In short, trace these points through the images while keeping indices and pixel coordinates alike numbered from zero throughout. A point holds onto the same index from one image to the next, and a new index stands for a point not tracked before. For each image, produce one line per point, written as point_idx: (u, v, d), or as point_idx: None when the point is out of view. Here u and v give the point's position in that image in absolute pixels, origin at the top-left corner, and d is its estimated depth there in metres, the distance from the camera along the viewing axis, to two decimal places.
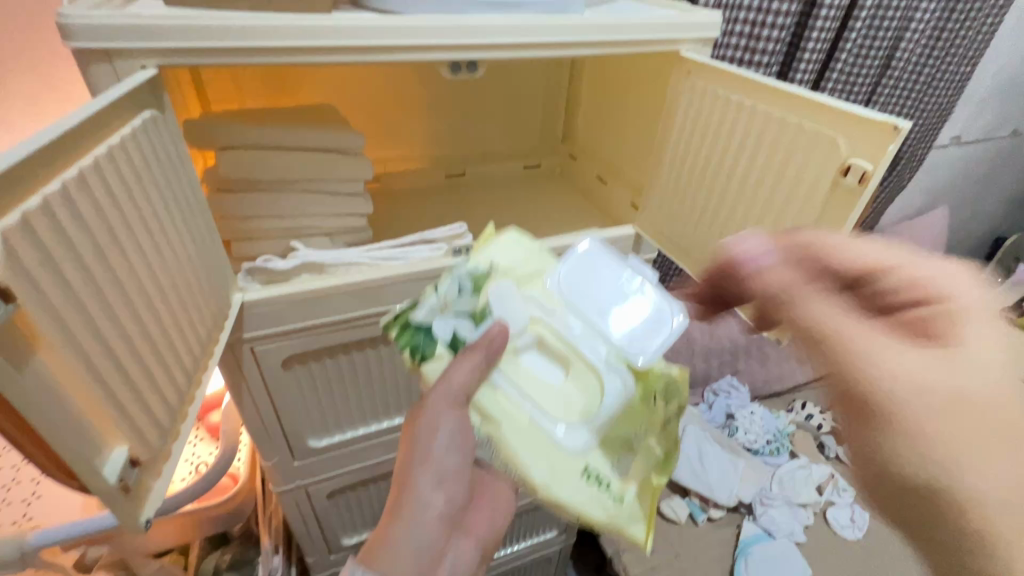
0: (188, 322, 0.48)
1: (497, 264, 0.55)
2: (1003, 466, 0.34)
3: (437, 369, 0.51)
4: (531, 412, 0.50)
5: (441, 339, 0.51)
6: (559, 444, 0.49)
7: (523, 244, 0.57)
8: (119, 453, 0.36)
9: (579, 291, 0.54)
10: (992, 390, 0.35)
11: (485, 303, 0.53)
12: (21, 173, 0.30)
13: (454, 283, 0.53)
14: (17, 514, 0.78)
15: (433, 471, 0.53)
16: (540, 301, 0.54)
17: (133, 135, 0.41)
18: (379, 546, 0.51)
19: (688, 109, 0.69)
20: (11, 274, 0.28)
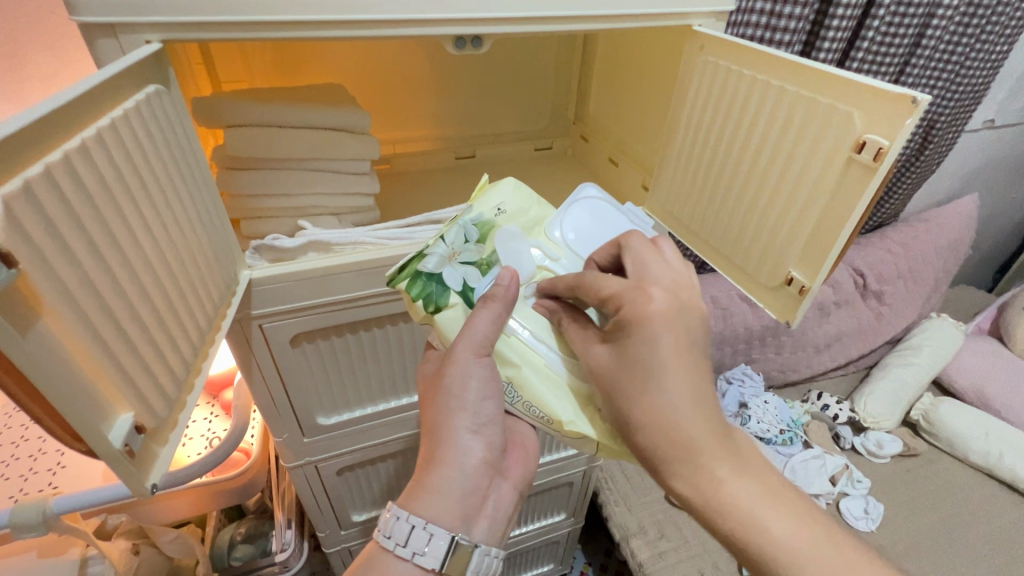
0: (195, 296, 0.49)
1: (501, 212, 0.59)
2: (659, 429, 0.47)
3: (449, 316, 0.56)
4: (546, 354, 0.56)
5: (453, 289, 0.55)
6: (574, 380, 0.55)
7: (521, 192, 0.61)
8: (124, 418, 0.37)
9: (580, 238, 0.62)
10: (640, 379, 0.47)
11: (491, 252, 0.57)
12: (23, 142, 0.31)
13: (460, 232, 0.56)
14: (44, 482, 0.82)
15: (471, 415, 0.56)
16: (546, 249, 0.61)
17: (137, 108, 0.42)
18: (422, 490, 0.55)
19: (700, 85, 0.67)
20: (12, 238, 0.29)
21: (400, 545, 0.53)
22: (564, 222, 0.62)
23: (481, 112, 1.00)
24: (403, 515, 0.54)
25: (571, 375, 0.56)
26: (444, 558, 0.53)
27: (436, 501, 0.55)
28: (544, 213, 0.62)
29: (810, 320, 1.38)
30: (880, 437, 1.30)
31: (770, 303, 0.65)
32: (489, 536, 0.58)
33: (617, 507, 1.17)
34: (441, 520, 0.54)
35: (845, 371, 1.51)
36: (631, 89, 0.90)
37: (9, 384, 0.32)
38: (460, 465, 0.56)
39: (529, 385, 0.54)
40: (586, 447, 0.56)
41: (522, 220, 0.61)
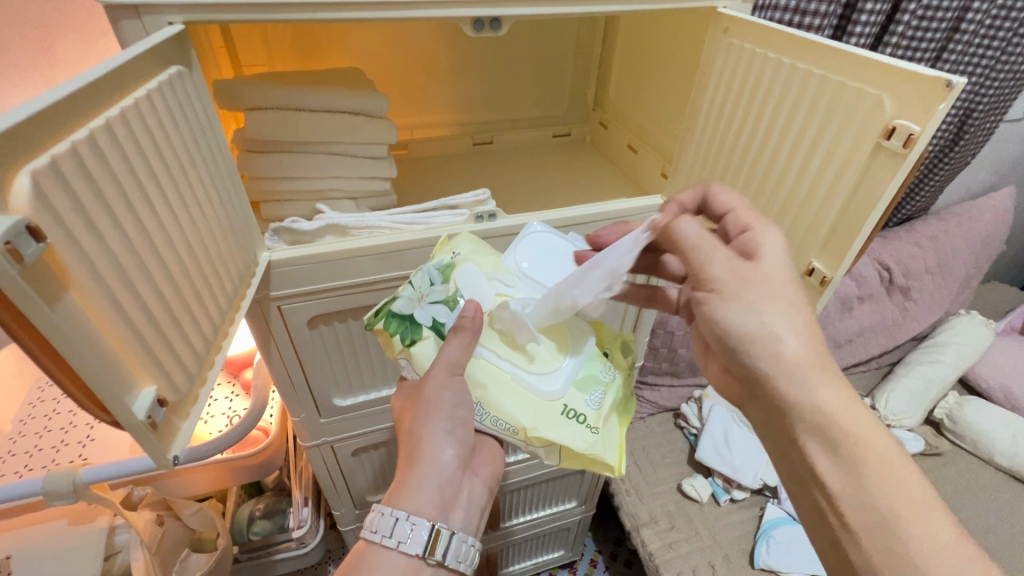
0: (215, 278, 0.50)
1: (458, 255, 0.62)
2: (795, 319, 0.47)
3: (425, 350, 0.57)
4: (512, 370, 0.57)
5: (424, 325, 0.57)
6: (537, 391, 0.56)
7: (474, 237, 0.65)
8: (147, 392, 0.38)
9: (533, 267, 0.63)
10: (780, 273, 0.50)
11: (457, 288, 0.59)
12: (52, 119, 0.32)
13: (425, 277, 0.59)
14: (75, 454, 0.85)
15: (444, 419, 0.57)
16: (499, 278, 0.61)
17: (159, 89, 0.43)
18: (405, 487, 0.58)
19: (723, 68, 0.66)
20: (40, 213, 0.29)
21: (386, 537, 0.55)
22: (519, 255, 0.64)
23: (500, 98, 0.99)
24: (386, 509, 0.56)
25: (534, 387, 0.56)
26: (427, 543, 0.55)
27: (415, 494, 0.57)
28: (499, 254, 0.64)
29: (832, 314, 1.35)
30: (902, 436, 1.28)
31: None
32: (466, 524, 0.61)
33: (627, 496, 1.17)
34: (422, 511, 0.57)
35: (866, 368, 1.48)
36: (651, 74, 0.88)
37: (49, 364, 0.34)
38: (435, 462, 0.58)
39: (493, 401, 0.55)
40: (552, 455, 0.57)
41: (479, 257, 0.62)
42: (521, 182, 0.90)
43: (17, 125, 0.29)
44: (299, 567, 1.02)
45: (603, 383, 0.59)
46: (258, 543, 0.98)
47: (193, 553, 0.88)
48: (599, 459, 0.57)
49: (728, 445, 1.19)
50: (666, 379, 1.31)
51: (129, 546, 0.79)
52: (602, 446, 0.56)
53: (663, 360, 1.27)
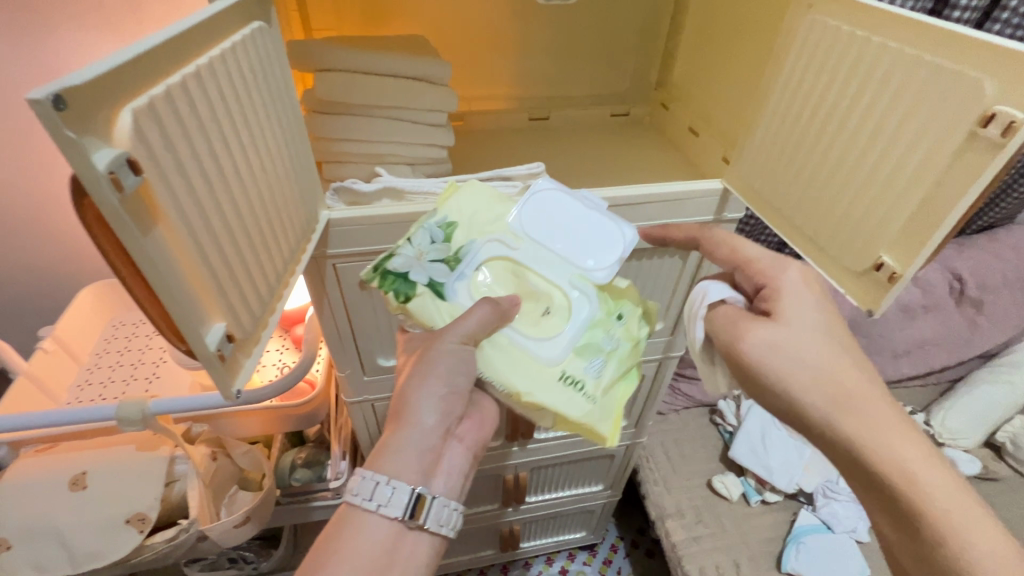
0: (280, 230, 0.52)
1: (460, 213, 0.62)
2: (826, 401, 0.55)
3: (419, 306, 0.59)
4: (510, 333, 0.61)
5: (420, 283, 0.59)
6: (537, 357, 0.60)
7: (478, 190, 0.64)
8: (218, 326, 0.41)
9: (538, 228, 0.63)
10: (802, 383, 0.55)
11: (457, 249, 0.61)
12: (154, 62, 0.34)
13: (425, 235, 0.60)
14: (142, 387, 0.93)
15: (442, 383, 0.60)
16: (504, 237, 0.62)
17: (243, 42, 0.45)
18: (387, 451, 0.60)
19: (803, 46, 0.62)
20: (138, 150, 0.32)
21: (366, 500, 0.56)
22: (525, 215, 0.63)
23: (560, 74, 0.97)
24: (367, 474, 0.57)
25: (535, 354, 0.60)
26: (408, 508, 0.57)
27: (396, 461, 0.59)
28: (512, 210, 0.63)
29: (891, 322, 1.29)
30: (956, 456, 1.23)
31: (852, 289, 0.60)
32: (447, 489, 0.63)
33: (655, 486, 1.16)
34: (403, 476, 0.58)
35: (924, 383, 1.40)
36: (722, 54, 0.84)
37: (141, 297, 0.37)
38: (418, 426, 0.60)
39: (491, 363, 0.59)
40: (546, 419, 0.62)
41: (482, 217, 0.63)
42: (576, 159, 0.89)
43: (126, 65, 0.31)
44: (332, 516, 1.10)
45: (604, 352, 0.63)
46: (297, 489, 1.03)
47: (240, 491, 0.94)
48: (591, 428, 0.61)
49: (765, 445, 1.16)
50: None
51: (187, 476, 0.86)
52: (593, 413, 0.61)
53: None
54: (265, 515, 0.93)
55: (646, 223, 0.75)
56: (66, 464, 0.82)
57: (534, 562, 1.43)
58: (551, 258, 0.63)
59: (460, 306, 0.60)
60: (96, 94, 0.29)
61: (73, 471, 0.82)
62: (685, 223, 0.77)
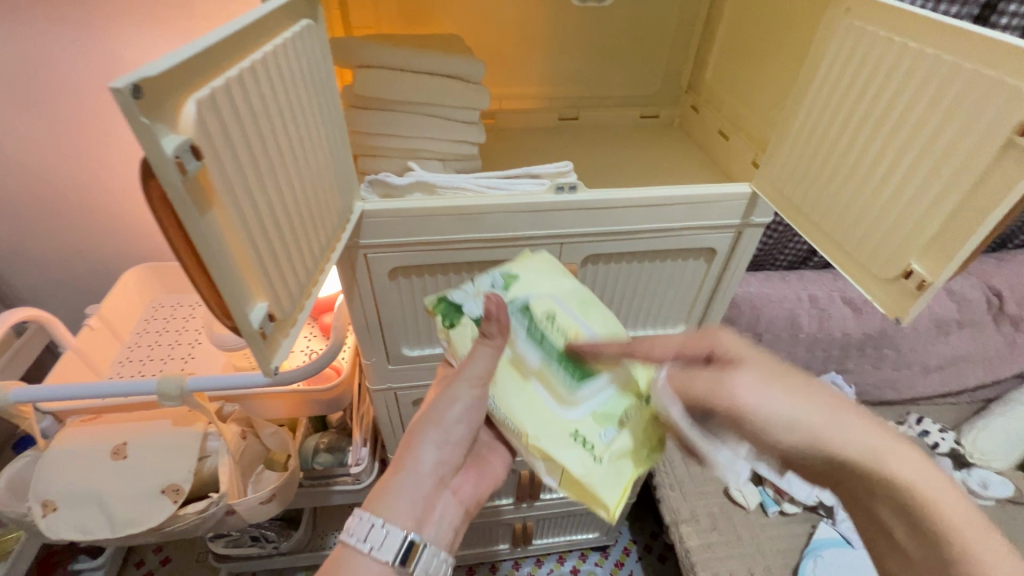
0: (318, 220, 0.55)
1: (525, 274, 0.65)
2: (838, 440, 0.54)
3: (461, 337, 0.61)
4: (532, 378, 0.61)
5: (470, 315, 0.62)
6: (555, 410, 0.59)
7: (545, 265, 0.68)
8: (260, 306, 0.44)
9: (586, 305, 0.65)
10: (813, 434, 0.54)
11: (512, 298, 0.63)
12: (216, 56, 0.37)
13: (489, 279, 0.64)
14: (179, 366, 0.98)
15: (442, 432, 0.62)
16: (555, 302, 0.64)
17: (292, 38, 0.47)
18: (385, 493, 0.60)
19: (838, 52, 0.62)
20: (200, 138, 0.34)
21: (360, 541, 0.55)
22: (578, 292, 0.66)
23: (591, 76, 0.98)
24: (365, 515, 0.57)
25: (555, 407, 0.60)
26: (399, 554, 0.55)
27: (392, 505, 0.58)
28: (574, 280, 0.67)
29: (923, 336, 1.26)
30: (988, 477, 1.18)
31: (879, 296, 0.60)
32: (438, 539, 0.60)
33: (670, 491, 1.15)
34: (398, 520, 0.57)
35: (956, 401, 1.36)
36: (754, 59, 0.84)
37: (194, 275, 0.40)
38: (415, 472, 0.61)
39: (507, 401, 0.59)
40: (550, 476, 0.58)
41: (542, 279, 0.65)
42: (603, 160, 0.90)
43: (191, 58, 0.34)
44: (352, 501, 1.12)
45: (624, 423, 0.60)
46: (319, 472, 1.07)
47: (265, 470, 0.98)
48: (598, 492, 0.56)
49: None
50: None
51: (218, 453, 0.90)
52: (600, 479, 0.57)
53: None
54: (288, 495, 0.96)
55: (672, 224, 0.76)
56: (109, 435, 0.87)
57: (545, 560, 1.44)
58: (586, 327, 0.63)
59: None
60: (167, 85, 0.32)
61: (115, 441, 0.87)
62: (714, 226, 0.78)
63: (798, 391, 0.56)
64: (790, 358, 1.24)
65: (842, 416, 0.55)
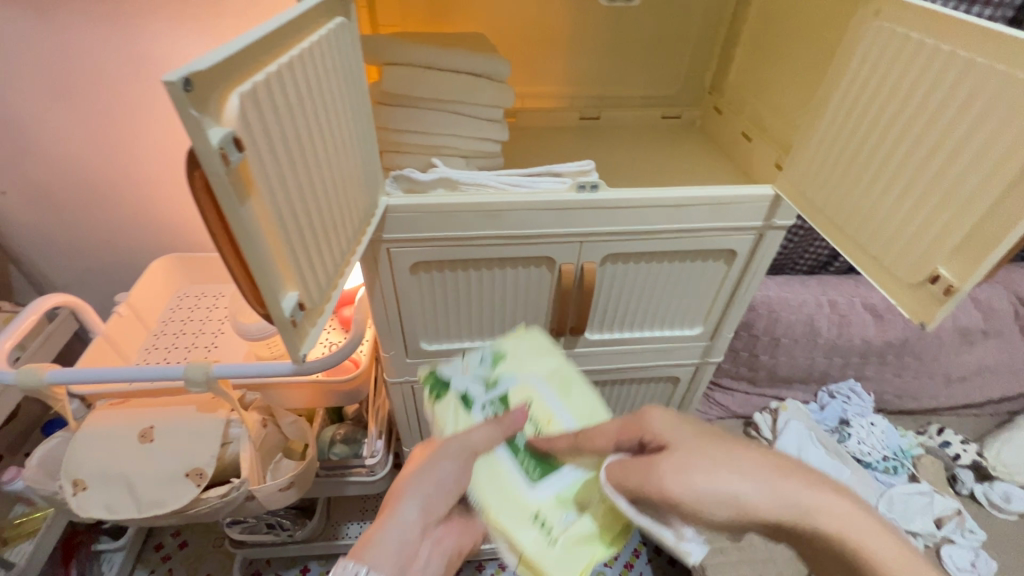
0: (346, 213, 0.56)
1: (513, 353, 0.72)
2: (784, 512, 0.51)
3: (443, 410, 0.67)
4: (502, 454, 0.63)
5: (455, 390, 0.68)
6: (520, 489, 0.61)
7: (536, 343, 0.74)
8: (291, 295, 0.45)
9: (567, 386, 0.71)
10: (756, 509, 0.51)
11: (496, 376, 0.70)
12: (258, 52, 0.38)
13: (479, 357, 0.72)
14: (203, 354, 1.01)
15: (434, 481, 0.59)
16: (535, 382, 0.70)
17: (327, 35, 0.49)
18: (368, 543, 0.57)
19: (866, 54, 0.61)
20: (242, 130, 0.36)
21: None
22: (561, 373, 0.72)
23: (614, 76, 0.98)
24: (347, 564, 0.54)
25: (518, 486, 0.62)
26: None
27: (375, 554, 0.56)
28: (560, 361, 0.72)
29: (945, 345, 1.23)
30: (1010, 491, 1.16)
31: (903, 301, 0.59)
32: None
33: None
34: (382, 568, 0.55)
35: (979, 412, 1.33)
36: (775, 62, 0.84)
37: (230, 262, 0.42)
38: (400, 521, 0.58)
39: (474, 474, 0.62)
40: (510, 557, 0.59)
41: (528, 360, 0.72)
42: (624, 160, 0.90)
43: (237, 53, 0.35)
44: (367, 493, 1.14)
45: (585, 508, 0.60)
46: (335, 463, 1.09)
47: (284, 459, 1.00)
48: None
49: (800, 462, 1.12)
50: (742, 385, 1.25)
51: (240, 439, 0.92)
52: (555, 563, 0.57)
53: (742, 364, 1.23)
54: (306, 484, 0.98)
55: (691, 224, 0.76)
56: (136, 419, 0.90)
57: None
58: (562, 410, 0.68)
59: (475, 420, 0.66)
60: (214, 78, 0.33)
61: (142, 425, 0.89)
62: (733, 227, 0.78)
63: (736, 468, 0.52)
64: (808, 364, 1.23)
65: (780, 487, 0.51)
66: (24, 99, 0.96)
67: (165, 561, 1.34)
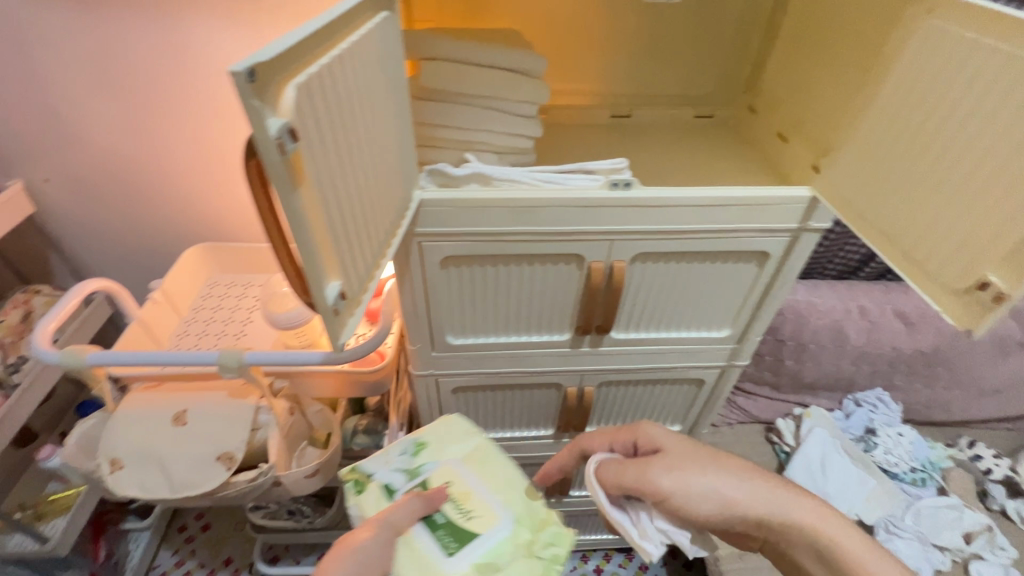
0: (384, 206, 0.57)
1: (433, 440, 0.79)
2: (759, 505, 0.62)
3: (365, 501, 0.72)
4: (421, 532, 0.68)
5: (376, 481, 0.74)
6: (440, 564, 0.66)
7: (456, 427, 0.81)
8: (334, 284, 0.46)
9: (485, 460, 0.77)
10: (735, 502, 0.62)
11: (418, 465, 0.75)
12: (312, 44, 0.39)
13: (400, 449, 0.77)
14: (233, 342, 1.04)
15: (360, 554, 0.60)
16: (454, 464, 0.76)
17: (373, 29, 0.49)
18: None
19: (914, 53, 0.60)
20: (297, 120, 0.37)
21: None
22: (480, 448, 0.78)
23: (648, 74, 0.97)
24: None
25: (439, 560, 0.66)
26: None
27: None
28: (478, 438, 0.79)
29: (981, 357, 1.20)
30: None
31: (947, 307, 0.58)
32: None
33: None
34: None
35: (1013, 426, 1.29)
36: (815, 61, 0.83)
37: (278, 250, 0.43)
38: None
39: (396, 558, 0.66)
40: None
41: (447, 444, 0.78)
42: (656, 159, 0.90)
43: (294, 45, 0.36)
44: None
45: (503, 573, 0.66)
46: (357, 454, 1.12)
47: (309, 447, 1.03)
48: None
49: (823, 471, 1.10)
50: (765, 389, 1.24)
51: (269, 425, 0.94)
52: None
53: (766, 368, 1.21)
54: (331, 472, 1.00)
55: (724, 225, 0.75)
56: (170, 402, 0.92)
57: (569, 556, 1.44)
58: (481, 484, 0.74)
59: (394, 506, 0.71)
60: (272, 69, 0.34)
61: (175, 408, 0.92)
62: (767, 229, 0.77)
63: (718, 467, 0.64)
64: (835, 371, 1.20)
65: (754, 485, 0.63)
66: (72, 89, 0.99)
67: (188, 542, 1.37)
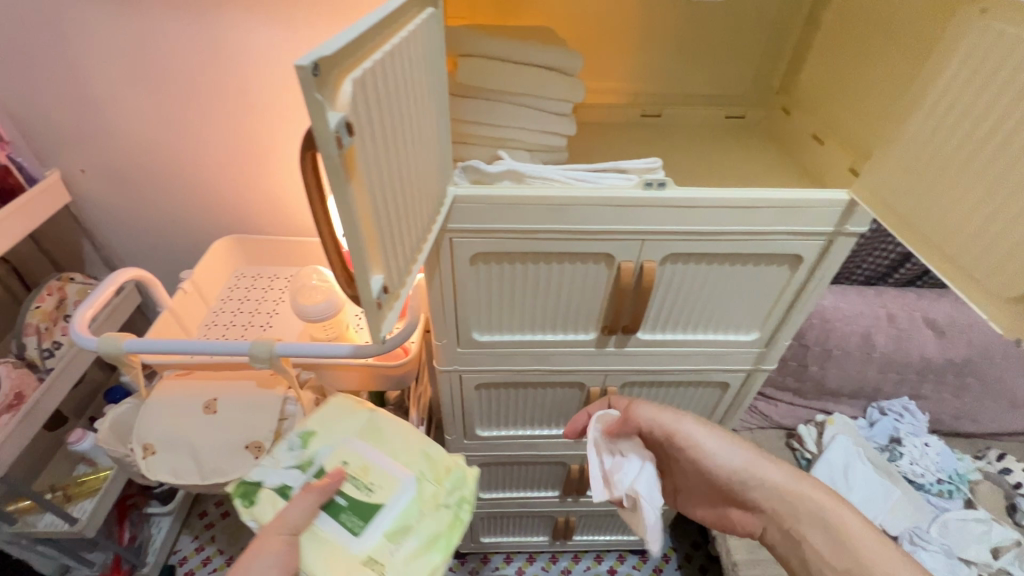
0: (422, 201, 0.58)
1: (321, 428, 0.78)
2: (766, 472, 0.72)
3: (262, 509, 0.70)
4: (324, 522, 0.68)
5: (270, 485, 0.72)
6: (347, 547, 0.67)
7: (343, 410, 0.81)
8: (377, 278, 0.47)
9: (377, 431, 0.79)
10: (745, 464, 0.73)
11: (309, 455, 0.75)
12: (367, 40, 0.39)
13: (288, 446, 0.75)
14: (259, 332, 1.05)
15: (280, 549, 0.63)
16: (347, 444, 0.77)
17: (420, 26, 0.50)
18: None
19: (965, 55, 0.58)
20: (353, 115, 0.37)
21: None
22: (371, 421, 0.80)
23: (679, 72, 0.96)
24: None
25: (347, 541, 0.67)
26: None
27: None
28: (366, 413, 0.80)
29: (1014, 368, 1.17)
30: None
31: (993, 315, 0.57)
32: None
33: None
34: None
35: None
36: (855, 62, 0.81)
37: None
38: None
39: (303, 556, 0.66)
40: None
41: (336, 430, 0.78)
42: (686, 159, 0.88)
43: (352, 41, 0.36)
44: None
45: (412, 530, 0.70)
46: None
47: None
48: None
49: (846, 479, 1.08)
50: (788, 395, 1.22)
51: (294, 416, 0.95)
52: None
53: (790, 374, 1.19)
54: None
55: (756, 227, 0.74)
56: (200, 390, 0.94)
57: (583, 556, 1.44)
58: (377, 456, 0.76)
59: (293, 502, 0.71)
60: (332, 64, 0.35)
61: (206, 397, 0.94)
62: (801, 232, 0.76)
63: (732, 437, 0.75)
64: (862, 378, 1.18)
65: (762, 458, 0.73)
66: (110, 82, 1.02)
67: (209, 528, 1.40)
